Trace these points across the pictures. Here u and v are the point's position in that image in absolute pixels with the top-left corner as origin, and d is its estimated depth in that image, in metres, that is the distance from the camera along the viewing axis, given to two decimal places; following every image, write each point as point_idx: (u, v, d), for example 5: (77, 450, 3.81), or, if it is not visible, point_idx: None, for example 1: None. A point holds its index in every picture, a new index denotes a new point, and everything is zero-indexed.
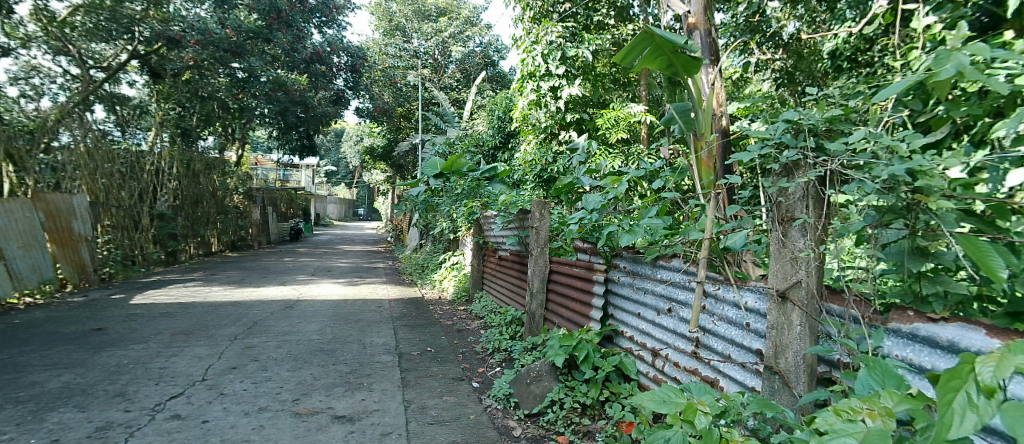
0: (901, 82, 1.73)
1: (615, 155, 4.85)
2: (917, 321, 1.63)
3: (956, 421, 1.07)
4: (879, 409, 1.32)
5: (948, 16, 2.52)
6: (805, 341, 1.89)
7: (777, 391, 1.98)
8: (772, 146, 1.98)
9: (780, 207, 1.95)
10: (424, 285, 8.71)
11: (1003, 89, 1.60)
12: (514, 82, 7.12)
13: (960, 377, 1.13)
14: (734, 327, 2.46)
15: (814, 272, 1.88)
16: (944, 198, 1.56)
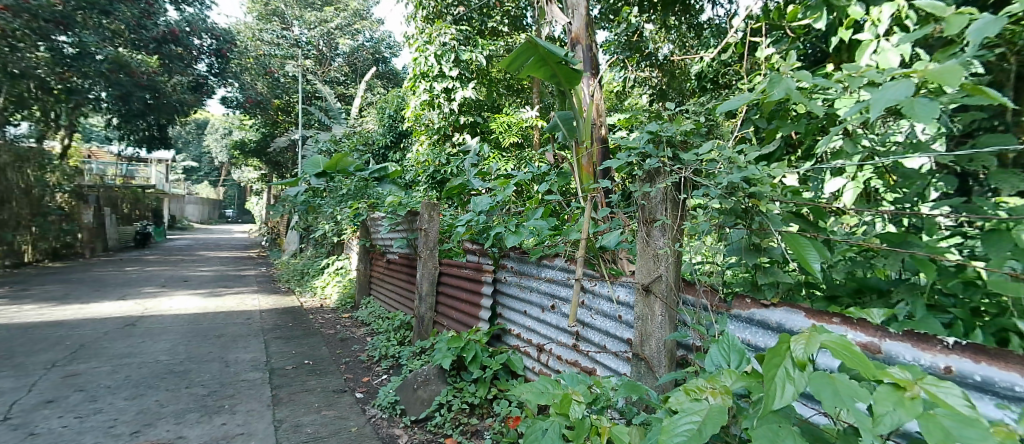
0: (746, 96, 2.04)
1: (507, 158, 4.98)
2: (753, 307, 1.92)
3: (779, 392, 1.22)
4: (720, 387, 1.49)
5: (786, 48, 2.95)
6: (665, 328, 2.12)
7: (642, 376, 2.19)
8: (638, 155, 2.18)
9: (644, 210, 2.17)
10: (304, 293, 8.29)
11: (819, 111, 1.91)
12: (406, 81, 7.04)
13: (780, 354, 1.30)
14: (608, 319, 2.67)
15: (671, 267, 2.12)
16: (771, 203, 1.83)
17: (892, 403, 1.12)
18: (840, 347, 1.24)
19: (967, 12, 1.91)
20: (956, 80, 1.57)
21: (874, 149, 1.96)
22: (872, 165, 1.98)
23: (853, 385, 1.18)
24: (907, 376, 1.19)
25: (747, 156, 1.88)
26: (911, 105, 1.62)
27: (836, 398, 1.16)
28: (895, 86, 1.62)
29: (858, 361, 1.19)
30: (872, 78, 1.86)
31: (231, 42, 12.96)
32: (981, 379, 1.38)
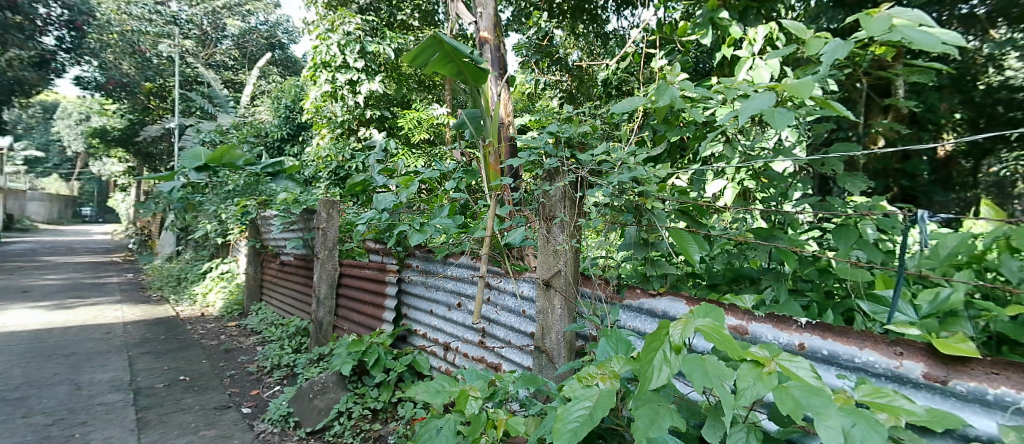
0: (637, 101, 2.18)
1: (416, 155, 4.88)
2: (642, 297, 2.06)
3: (655, 375, 1.31)
4: (609, 372, 1.58)
5: (679, 60, 3.18)
6: (565, 321, 2.19)
7: (543, 367, 2.25)
8: (537, 155, 2.25)
9: (544, 207, 2.21)
10: (181, 301, 7.61)
11: (698, 118, 2.08)
12: (305, 69, 6.67)
13: (659, 339, 1.39)
14: (513, 314, 2.72)
15: (570, 262, 2.19)
16: (656, 200, 1.98)
17: (752, 379, 1.25)
18: (710, 330, 1.33)
19: (822, 35, 2.16)
20: (808, 94, 1.78)
21: (749, 154, 2.16)
22: (747, 169, 2.19)
23: (721, 366, 1.29)
24: (765, 353, 1.33)
25: (636, 157, 2.01)
26: (772, 114, 1.81)
27: (707, 380, 1.26)
28: (760, 97, 1.81)
29: (725, 343, 1.31)
30: (745, 90, 2.05)
31: (90, 13, 12.42)
32: (828, 353, 1.57)
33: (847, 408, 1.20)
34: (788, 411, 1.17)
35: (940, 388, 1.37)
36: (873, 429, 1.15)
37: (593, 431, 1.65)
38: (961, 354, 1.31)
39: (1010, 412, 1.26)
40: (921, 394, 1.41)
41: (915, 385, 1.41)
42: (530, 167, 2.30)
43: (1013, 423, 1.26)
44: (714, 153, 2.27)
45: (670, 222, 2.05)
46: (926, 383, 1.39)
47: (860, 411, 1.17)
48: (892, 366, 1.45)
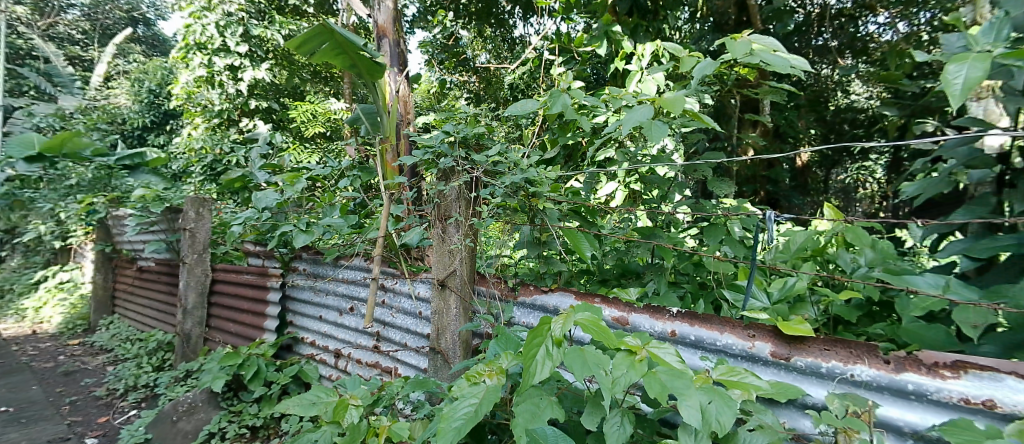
0: (530, 104, 2.22)
1: (307, 150, 4.59)
2: (535, 293, 2.09)
3: (538, 370, 1.31)
4: (495, 369, 1.58)
5: (577, 67, 3.30)
6: (460, 321, 2.14)
7: (438, 369, 2.19)
8: (433, 153, 2.19)
9: (440, 208, 2.16)
10: (7, 316, 6.52)
11: (587, 125, 2.17)
12: (175, 50, 6.03)
13: (541, 334, 1.38)
14: (409, 317, 2.65)
15: (466, 262, 2.14)
16: (548, 202, 2.03)
17: (626, 367, 1.30)
18: (590, 323, 1.36)
19: (695, 55, 2.35)
20: (681, 108, 1.92)
21: (635, 159, 2.28)
22: (635, 173, 2.31)
23: (598, 354, 1.33)
24: (636, 342, 1.40)
25: (527, 160, 2.05)
26: (649, 125, 1.92)
27: (585, 369, 1.29)
28: (639, 110, 1.94)
29: (602, 334, 1.34)
30: (630, 102, 2.16)
31: None
32: (695, 338, 1.72)
33: (705, 386, 1.29)
34: (655, 394, 1.24)
35: (784, 364, 1.57)
36: (726, 404, 1.24)
37: (482, 428, 1.66)
38: (799, 334, 1.50)
39: (837, 380, 1.50)
40: (769, 371, 1.60)
41: (765, 363, 1.60)
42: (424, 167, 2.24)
43: (840, 390, 1.49)
44: (607, 158, 2.38)
45: (563, 222, 2.13)
46: (773, 361, 1.59)
47: (716, 388, 1.27)
48: (745, 347, 1.63)
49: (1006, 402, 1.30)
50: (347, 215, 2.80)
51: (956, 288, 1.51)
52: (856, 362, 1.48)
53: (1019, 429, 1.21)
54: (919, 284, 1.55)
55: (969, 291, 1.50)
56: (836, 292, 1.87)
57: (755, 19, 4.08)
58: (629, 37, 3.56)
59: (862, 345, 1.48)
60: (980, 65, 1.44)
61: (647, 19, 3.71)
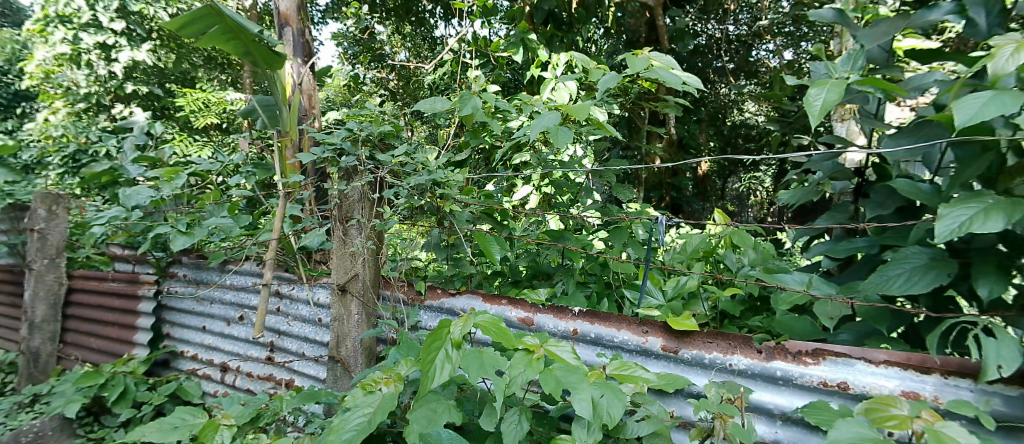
0: (437, 102, 2.17)
1: (197, 143, 4.22)
2: (443, 297, 2.05)
3: (436, 374, 1.25)
4: (393, 376, 1.47)
5: (493, 72, 3.29)
6: (361, 327, 2.04)
7: (337, 379, 2.06)
8: (333, 151, 2.05)
9: (340, 208, 2.01)
10: None
11: (496, 129, 2.16)
12: (32, 22, 5.30)
13: (439, 337, 1.30)
14: (307, 324, 2.50)
15: (368, 266, 2.04)
16: (455, 204, 1.98)
17: (524, 365, 1.27)
18: (489, 324, 1.31)
19: (602, 67, 2.41)
20: (585, 115, 1.96)
21: (546, 163, 2.32)
22: (549, 177, 2.36)
23: (497, 355, 1.29)
24: (535, 341, 1.36)
25: (435, 162, 1.99)
26: (555, 131, 1.92)
27: (482, 369, 1.26)
28: (547, 116, 1.94)
29: (501, 335, 1.31)
30: (539, 108, 2.18)
31: None
32: (595, 336, 1.74)
33: (598, 381, 1.27)
34: (549, 390, 1.20)
35: (673, 357, 1.63)
36: (618, 397, 1.23)
37: (376, 438, 1.58)
38: (686, 329, 1.56)
39: (716, 370, 1.58)
40: (659, 364, 1.65)
41: (656, 356, 1.65)
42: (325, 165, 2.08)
43: (719, 378, 1.58)
44: (524, 162, 2.38)
45: (472, 224, 2.08)
46: (663, 354, 1.64)
47: (608, 383, 1.25)
48: (639, 343, 1.67)
49: (857, 384, 1.43)
50: (237, 216, 2.61)
51: (817, 284, 1.68)
52: (733, 352, 1.57)
53: (866, 406, 1.22)
54: (787, 281, 1.71)
55: (828, 287, 1.68)
56: (723, 289, 2.03)
57: (663, 39, 4.44)
58: (545, 45, 3.59)
59: (739, 337, 1.57)
60: (835, 90, 1.60)
61: (562, 30, 3.78)
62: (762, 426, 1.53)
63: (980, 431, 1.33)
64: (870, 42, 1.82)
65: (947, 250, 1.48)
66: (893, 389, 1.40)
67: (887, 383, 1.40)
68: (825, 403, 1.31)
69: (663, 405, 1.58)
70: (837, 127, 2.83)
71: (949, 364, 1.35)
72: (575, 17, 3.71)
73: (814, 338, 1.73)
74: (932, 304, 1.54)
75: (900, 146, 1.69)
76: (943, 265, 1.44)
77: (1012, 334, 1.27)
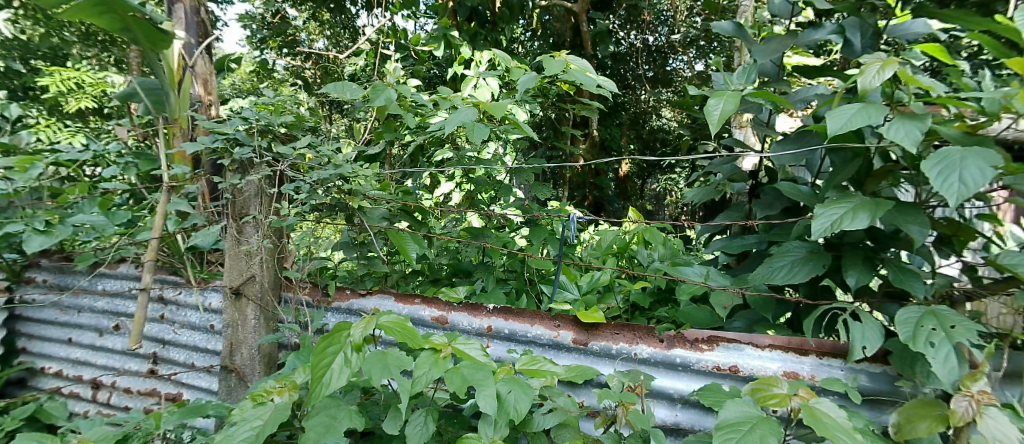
0: (347, 88, 2.09)
1: (71, 128, 3.76)
2: (352, 297, 1.98)
3: (332, 378, 1.21)
4: (287, 385, 1.41)
5: (413, 66, 3.22)
6: (260, 332, 1.92)
7: (232, 391, 1.92)
8: (224, 141, 1.91)
9: (234, 204, 1.91)
10: None
11: (411, 123, 2.11)
12: None
13: (337, 341, 1.27)
14: (197, 331, 2.34)
15: (266, 266, 1.93)
16: (365, 200, 1.94)
17: (429, 365, 1.23)
18: (394, 325, 1.28)
19: (521, 67, 2.42)
20: (503, 113, 1.95)
21: (463, 160, 2.32)
22: (469, 174, 2.39)
23: (401, 357, 1.27)
24: (442, 339, 1.33)
25: (344, 155, 1.92)
26: (471, 126, 1.91)
27: (383, 372, 1.23)
28: (464, 111, 1.91)
29: (407, 335, 1.26)
30: (457, 104, 2.15)
31: None
32: (509, 331, 1.75)
33: (506, 376, 1.28)
34: (455, 388, 1.18)
35: (583, 349, 1.68)
36: (525, 392, 1.25)
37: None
38: (594, 322, 1.63)
39: (622, 359, 1.65)
40: (571, 357, 1.70)
41: (568, 349, 1.70)
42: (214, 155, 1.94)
43: (624, 368, 1.65)
44: (445, 159, 2.38)
45: (388, 222, 2.03)
46: (574, 347, 1.69)
47: (515, 378, 1.26)
48: (552, 337, 1.71)
49: (745, 367, 1.56)
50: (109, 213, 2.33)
51: (714, 277, 1.82)
52: (638, 342, 1.64)
53: (753, 387, 1.32)
54: (686, 274, 1.85)
55: (723, 279, 1.82)
56: (633, 283, 2.14)
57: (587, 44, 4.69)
58: (468, 42, 3.57)
59: (642, 327, 1.65)
60: (730, 102, 1.72)
61: (486, 28, 3.77)
62: (662, 410, 1.62)
63: (848, 404, 1.49)
64: (762, 57, 1.91)
65: (822, 245, 1.63)
66: (776, 370, 1.53)
67: (771, 364, 1.53)
68: (718, 386, 1.41)
69: (574, 396, 1.61)
70: (735, 133, 3.02)
71: (822, 345, 1.50)
72: (498, 15, 3.71)
73: (712, 326, 1.88)
74: (808, 292, 1.69)
75: (785, 150, 1.82)
76: (818, 258, 1.58)
77: (874, 317, 1.42)
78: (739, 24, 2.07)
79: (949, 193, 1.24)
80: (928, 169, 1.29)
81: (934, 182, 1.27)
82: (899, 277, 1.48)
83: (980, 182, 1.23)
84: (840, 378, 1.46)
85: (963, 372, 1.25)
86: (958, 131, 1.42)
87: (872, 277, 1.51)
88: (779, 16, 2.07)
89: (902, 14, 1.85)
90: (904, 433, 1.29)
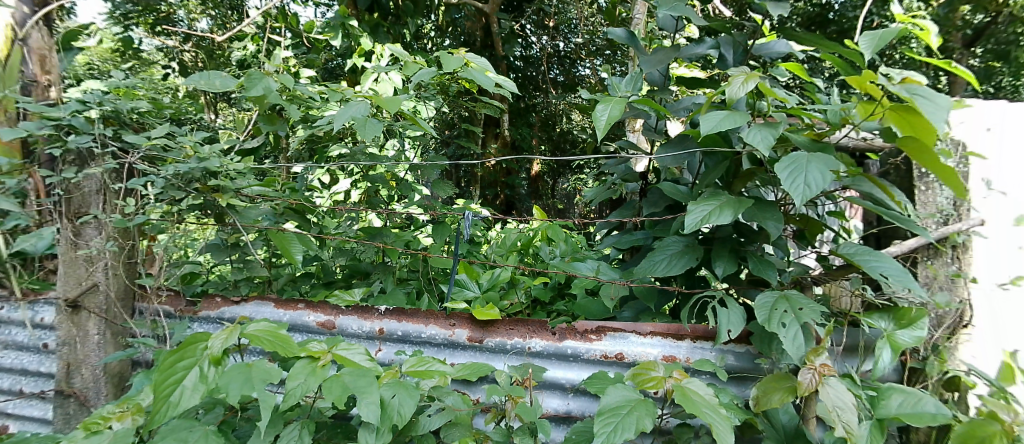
0: (217, 76, 1.79)
1: None
2: (223, 306, 1.86)
3: (186, 396, 1.15)
4: (131, 409, 1.31)
5: (305, 55, 3.08)
6: (105, 350, 1.77)
7: (71, 418, 1.74)
8: (55, 128, 1.66)
9: (68, 203, 1.72)
10: None
11: (295, 115, 1.95)
12: None
13: (191, 354, 1.20)
14: (25, 352, 2.03)
15: (110, 273, 1.77)
16: (237, 198, 1.79)
17: (305, 375, 1.20)
18: (262, 334, 1.23)
19: (418, 62, 2.34)
20: (396, 109, 1.87)
21: (355, 156, 2.27)
22: (366, 173, 2.35)
23: (267, 369, 1.19)
24: (321, 347, 1.30)
25: (210, 148, 1.76)
26: (363, 122, 1.81)
27: (247, 386, 1.14)
28: (356, 105, 1.82)
29: (278, 343, 1.21)
30: (349, 97, 2.06)
31: None
32: (402, 333, 1.74)
33: (390, 381, 1.27)
34: (332, 398, 1.14)
35: (478, 346, 1.72)
36: (409, 394, 1.24)
37: None
38: (490, 318, 1.66)
39: (515, 353, 1.71)
40: (467, 354, 1.73)
41: (463, 347, 1.72)
42: (46, 146, 1.68)
43: (517, 362, 1.71)
44: (341, 156, 2.32)
45: (274, 223, 1.93)
46: (470, 345, 1.72)
47: (400, 381, 1.26)
48: (447, 336, 1.72)
49: (630, 353, 1.66)
50: None
51: (604, 271, 1.93)
52: (532, 336, 1.70)
53: (634, 372, 1.41)
54: (579, 269, 1.94)
55: (612, 273, 1.93)
56: (532, 279, 2.20)
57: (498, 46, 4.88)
58: (370, 34, 3.45)
59: (536, 321, 1.71)
60: (616, 107, 1.82)
61: (388, 20, 3.69)
62: (556, 400, 1.69)
63: (717, 383, 1.64)
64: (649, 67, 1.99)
65: (697, 239, 1.78)
66: (657, 355, 1.65)
67: (651, 350, 1.65)
68: (604, 373, 1.50)
69: (467, 393, 1.63)
70: (629, 137, 3.19)
71: (696, 331, 1.64)
72: (402, 9, 3.61)
73: (604, 318, 1.99)
74: (686, 282, 1.83)
75: (668, 152, 1.92)
76: (693, 251, 1.72)
77: (738, 304, 1.57)
78: (630, 33, 2.13)
79: (795, 193, 1.39)
80: (780, 170, 1.43)
81: (785, 182, 1.41)
82: (758, 267, 1.63)
83: (820, 183, 1.39)
84: (711, 359, 1.61)
85: (809, 348, 1.40)
86: (807, 139, 1.59)
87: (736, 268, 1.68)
88: (666, 30, 2.16)
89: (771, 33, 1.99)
90: (761, 404, 1.43)
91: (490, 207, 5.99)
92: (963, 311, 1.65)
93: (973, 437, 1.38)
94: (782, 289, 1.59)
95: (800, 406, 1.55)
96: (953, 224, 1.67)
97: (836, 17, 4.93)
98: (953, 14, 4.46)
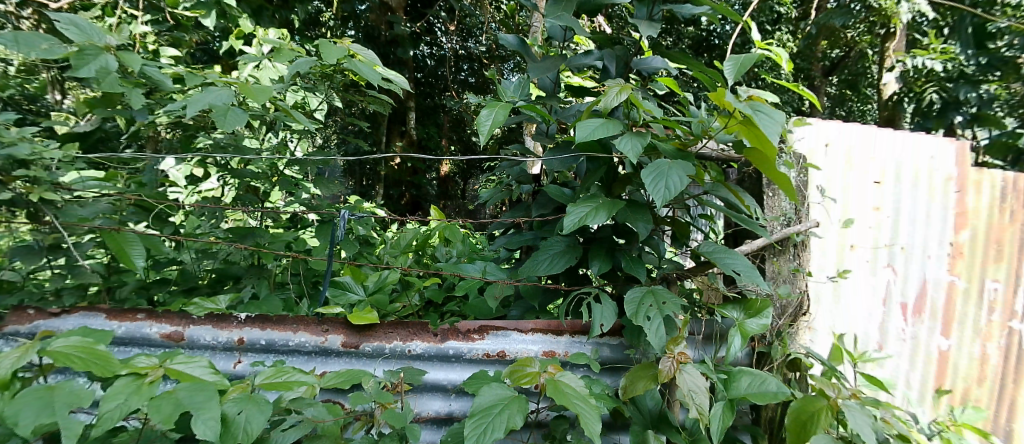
0: (33, 44, 1.49)
1: None
2: (37, 319, 1.56)
3: None
4: None
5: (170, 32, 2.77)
6: None
7: None
8: None
9: None
10: None
11: (140, 102, 1.75)
12: None
13: None
14: None
15: None
16: (54, 191, 1.55)
17: (125, 395, 1.09)
18: (70, 353, 1.12)
19: (300, 51, 2.12)
20: (265, 98, 1.71)
21: (221, 147, 2.11)
22: (229, 169, 2.19)
23: (71, 392, 1.08)
24: (151, 362, 1.20)
25: (19, 132, 1.54)
26: (224, 111, 1.66)
27: (40, 414, 1.04)
28: (216, 91, 1.66)
29: (91, 361, 1.12)
30: (210, 81, 1.88)
31: None
32: (267, 342, 1.65)
33: (239, 395, 1.20)
34: (159, 419, 1.05)
35: (354, 352, 1.67)
36: (260, 409, 1.18)
37: None
38: (366, 322, 1.61)
39: (395, 357, 1.68)
40: (341, 361, 1.67)
41: (337, 354, 1.67)
42: None
43: (397, 366, 1.68)
44: (208, 148, 2.13)
45: (118, 222, 1.74)
46: (344, 351, 1.67)
47: (250, 396, 1.19)
48: (319, 343, 1.66)
49: (510, 351, 1.70)
50: None
51: (491, 271, 1.94)
52: (413, 339, 1.69)
53: (511, 369, 1.42)
54: (466, 270, 1.94)
55: (498, 273, 1.95)
56: (421, 281, 2.16)
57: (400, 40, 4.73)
58: (252, 18, 3.04)
59: (417, 324, 1.69)
60: (500, 112, 1.82)
61: (273, 4, 3.28)
62: (438, 402, 1.69)
63: (593, 376, 1.73)
64: (536, 75, 1.98)
65: (579, 239, 1.83)
66: (536, 351, 1.70)
67: (532, 347, 1.70)
68: (482, 373, 1.50)
69: (339, 402, 1.60)
70: (527, 140, 3.22)
71: (574, 325, 1.72)
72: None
73: (490, 317, 2.01)
74: (568, 280, 1.88)
75: (554, 156, 1.95)
76: (573, 251, 1.77)
77: (611, 299, 1.64)
78: (521, 40, 2.13)
79: (657, 197, 1.48)
80: (645, 176, 1.52)
81: (649, 188, 1.50)
82: (629, 265, 1.72)
83: (678, 189, 1.49)
84: (586, 353, 1.69)
85: (670, 338, 1.52)
86: (672, 148, 1.68)
87: (611, 266, 1.76)
88: (556, 39, 2.15)
89: (648, 49, 2.04)
90: (628, 393, 1.51)
91: (391, 206, 5.87)
92: (802, 300, 1.85)
93: (805, 412, 1.55)
94: (650, 286, 1.68)
95: (665, 392, 1.67)
96: (794, 225, 1.88)
97: (720, 43, 5.41)
98: (814, 47, 5.01)
